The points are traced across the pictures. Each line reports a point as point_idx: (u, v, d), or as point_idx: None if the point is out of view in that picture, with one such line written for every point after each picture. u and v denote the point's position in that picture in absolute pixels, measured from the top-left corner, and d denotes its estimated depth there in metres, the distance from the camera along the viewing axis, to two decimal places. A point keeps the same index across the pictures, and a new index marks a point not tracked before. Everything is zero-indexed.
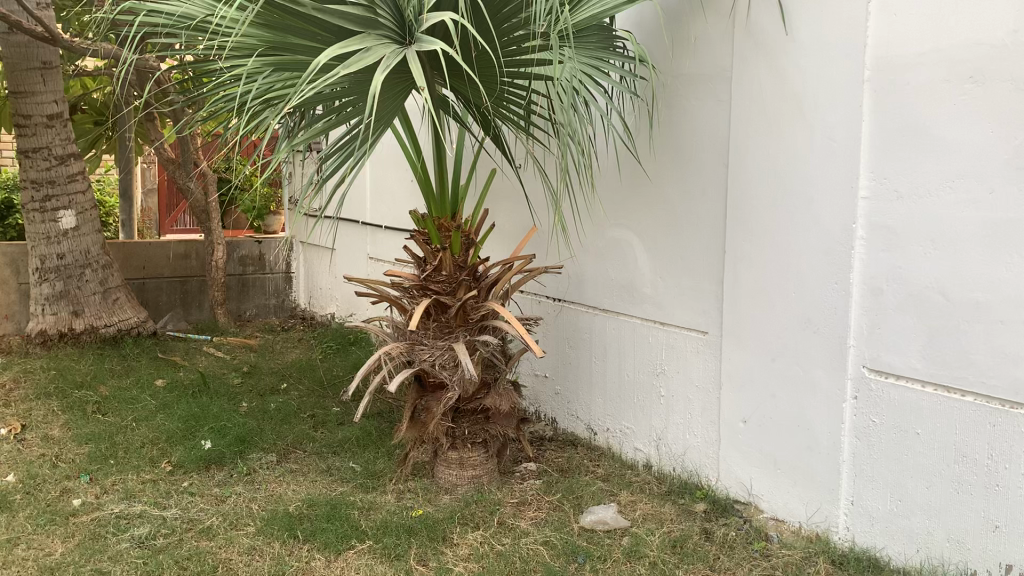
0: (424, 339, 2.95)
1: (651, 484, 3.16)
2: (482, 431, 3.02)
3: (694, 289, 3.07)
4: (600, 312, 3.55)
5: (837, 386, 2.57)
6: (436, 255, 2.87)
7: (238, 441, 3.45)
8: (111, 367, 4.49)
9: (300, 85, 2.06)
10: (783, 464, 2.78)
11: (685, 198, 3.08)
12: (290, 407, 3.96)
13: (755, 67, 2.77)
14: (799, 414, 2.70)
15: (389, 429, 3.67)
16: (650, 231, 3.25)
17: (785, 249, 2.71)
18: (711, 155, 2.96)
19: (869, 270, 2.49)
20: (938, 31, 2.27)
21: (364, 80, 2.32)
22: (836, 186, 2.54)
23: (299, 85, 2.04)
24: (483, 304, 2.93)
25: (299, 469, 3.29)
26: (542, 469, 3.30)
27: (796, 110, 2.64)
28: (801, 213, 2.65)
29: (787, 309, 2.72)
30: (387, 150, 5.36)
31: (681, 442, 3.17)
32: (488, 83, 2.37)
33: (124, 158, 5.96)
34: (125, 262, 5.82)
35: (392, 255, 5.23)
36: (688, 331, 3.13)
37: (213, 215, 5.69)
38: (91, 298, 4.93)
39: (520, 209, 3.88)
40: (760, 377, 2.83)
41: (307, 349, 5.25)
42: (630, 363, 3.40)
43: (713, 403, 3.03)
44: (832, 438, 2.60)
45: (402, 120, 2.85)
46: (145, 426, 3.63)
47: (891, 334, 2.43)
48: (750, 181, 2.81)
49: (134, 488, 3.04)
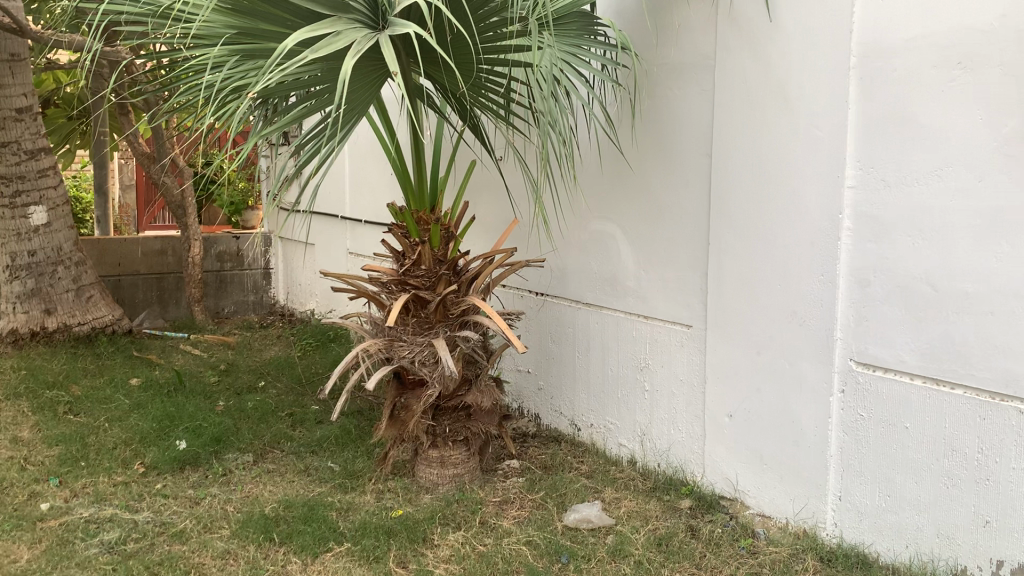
0: (403, 335, 2.88)
1: (636, 481, 3.11)
2: (463, 429, 2.96)
3: (678, 282, 3.02)
4: (582, 306, 3.50)
5: (824, 379, 2.53)
6: (415, 249, 2.80)
7: (214, 440, 3.37)
8: (84, 366, 4.39)
9: (267, 70, 1.99)
10: (768, 459, 2.73)
11: (667, 189, 3.02)
12: (267, 405, 3.88)
13: (738, 55, 2.72)
14: (785, 409, 2.65)
15: (369, 427, 3.59)
16: (632, 223, 3.19)
17: (770, 240, 2.66)
18: (694, 145, 2.91)
19: (855, 261, 2.44)
20: (925, 17, 2.23)
21: (337, 68, 2.26)
22: (822, 175, 2.49)
23: (266, 70, 1.97)
24: (464, 299, 2.87)
25: (276, 470, 3.21)
26: (525, 466, 3.24)
27: (780, 98, 2.59)
28: (787, 204, 2.60)
29: (773, 301, 2.67)
30: (366, 143, 5.27)
31: (666, 437, 3.11)
32: (466, 72, 2.30)
33: (98, 153, 5.86)
34: (99, 259, 5.71)
35: (372, 249, 5.16)
36: (672, 325, 3.08)
37: (189, 210, 5.58)
38: (64, 296, 4.82)
39: (499, 201, 3.83)
40: (745, 371, 2.78)
41: (286, 346, 5.17)
42: (614, 358, 3.34)
43: (698, 397, 2.98)
44: (819, 432, 2.55)
45: (378, 110, 2.78)
46: (118, 426, 3.54)
47: (878, 326, 2.39)
48: (734, 171, 2.75)
49: (105, 491, 2.95)
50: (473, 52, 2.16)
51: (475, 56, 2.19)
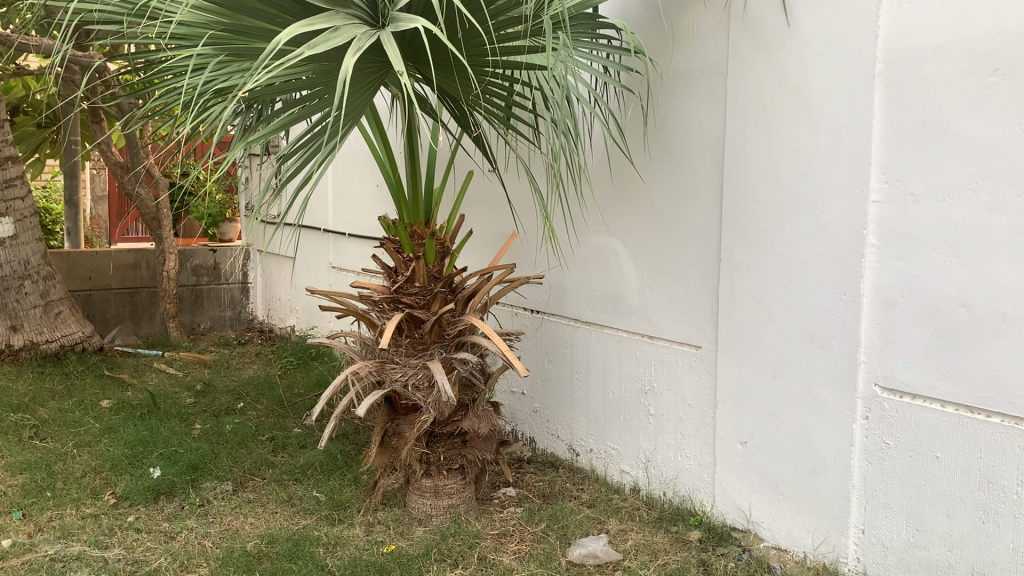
0: (395, 357, 2.70)
1: (641, 510, 2.95)
2: (458, 457, 2.78)
3: (686, 300, 2.86)
4: (582, 325, 3.34)
5: (845, 405, 2.38)
6: (409, 265, 2.63)
7: (191, 468, 3.17)
8: (51, 387, 4.16)
9: (257, 67, 1.80)
10: (784, 489, 2.58)
11: (675, 202, 2.87)
12: (247, 428, 3.68)
13: (752, 62, 2.58)
14: (804, 436, 2.50)
15: (356, 452, 3.41)
16: (636, 237, 3.04)
17: (786, 257, 2.52)
18: (704, 157, 2.76)
19: (880, 280, 2.30)
20: (957, 21, 2.09)
21: (329, 71, 2.10)
22: (843, 188, 2.35)
23: (256, 67, 1.78)
24: (460, 318, 2.70)
25: (257, 500, 3.01)
26: (523, 495, 3.06)
27: (798, 107, 2.45)
28: (806, 218, 2.45)
29: (789, 323, 2.52)
30: (351, 153, 5.10)
31: (673, 464, 2.95)
32: (468, 76, 2.14)
33: (69, 162, 5.64)
34: (69, 273, 5.47)
35: (358, 263, 4.98)
36: (679, 345, 2.92)
37: (164, 222, 5.36)
38: (31, 312, 4.58)
39: (497, 215, 3.67)
40: (759, 397, 2.63)
41: (266, 364, 4.96)
42: (616, 380, 3.18)
43: (707, 422, 2.83)
44: (840, 462, 2.40)
45: (372, 117, 2.61)
46: (87, 452, 3.33)
47: (906, 349, 2.24)
48: (748, 184, 2.61)
49: (72, 524, 2.74)
50: (480, 55, 1.99)
51: (481, 59, 2.03)
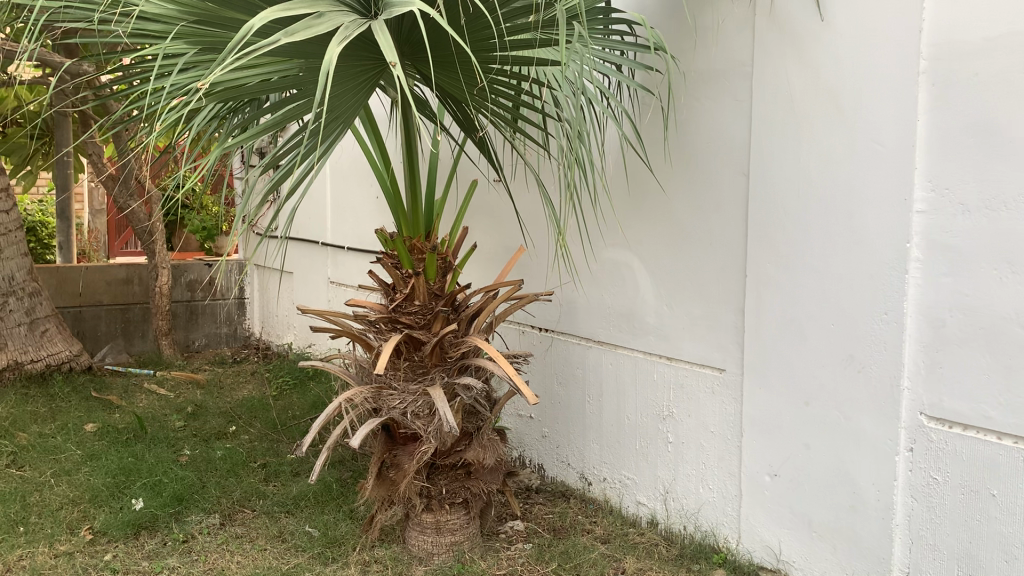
0: (393, 382, 2.49)
1: (660, 547, 2.72)
2: (462, 490, 2.56)
3: (707, 319, 2.65)
4: (595, 344, 3.12)
5: (887, 436, 2.15)
6: (408, 282, 2.42)
7: (175, 499, 2.96)
8: (34, 409, 3.95)
9: (224, 55, 1.61)
10: (819, 528, 2.35)
11: (695, 212, 2.67)
12: (238, 454, 3.46)
13: (779, 60, 2.37)
14: (840, 469, 2.28)
15: (352, 482, 3.19)
16: (653, 252, 2.83)
17: (819, 272, 2.30)
18: (727, 163, 2.56)
19: (926, 298, 2.08)
20: (1013, 12, 1.87)
21: (319, 68, 1.93)
22: (881, 196, 2.14)
23: (224, 55, 1.59)
24: (464, 340, 2.49)
25: (245, 535, 2.80)
26: (532, 529, 2.85)
27: (831, 108, 2.24)
28: (842, 229, 2.24)
29: (823, 346, 2.30)
30: (350, 163, 4.91)
31: (694, 496, 2.73)
32: (471, 72, 1.94)
33: (61, 174, 5.46)
34: (58, 289, 5.28)
35: (356, 279, 4.78)
36: (701, 368, 2.70)
37: (156, 236, 5.17)
38: (16, 330, 4.38)
39: (504, 227, 3.47)
40: (789, 425, 2.41)
41: (261, 384, 4.75)
42: (631, 405, 2.97)
43: (732, 452, 2.60)
44: (881, 498, 2.18)
45: (367, 119, 2.41)
46: (66, 482, 3.11)
47: (955, 375, 2.01)
48: (776, 193, 2.40)
49: (43, 565, 2.52)
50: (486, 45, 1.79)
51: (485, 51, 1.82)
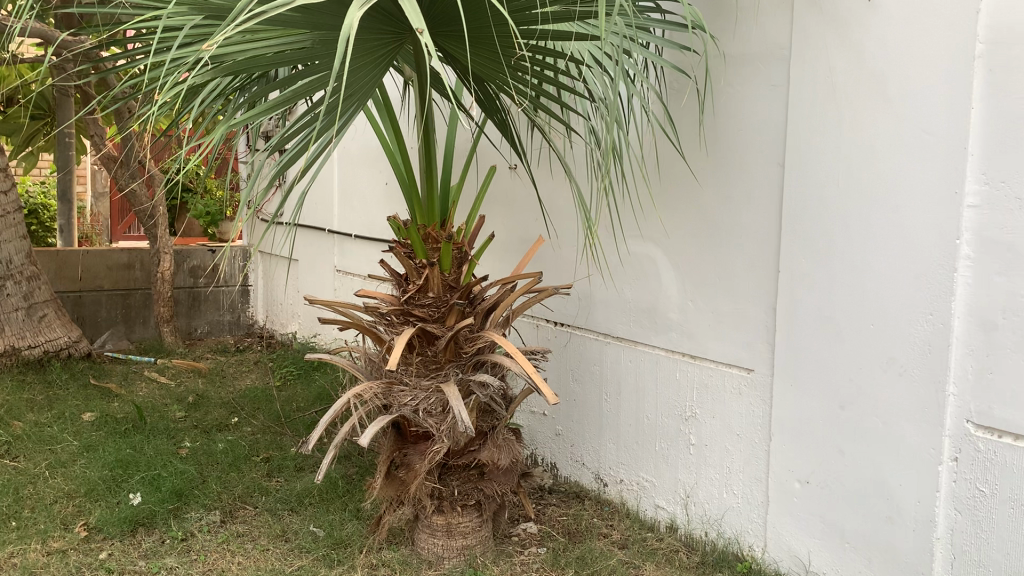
0: (405, 378, 2.36)
1: (681, 553, 2.61)
2: (474, 491, 2.44)
3: (736, 317, 2.52)
4: (613, 340, 3.00)
5: (929, 444, 2.02)
6: (421, 273, 2.29)
7: (174, 495, 2.84)
8: (30, 397, 3.83)
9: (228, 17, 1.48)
10: (852, 538, 2.22)
11: (726, 205, 2.53)
12: (240, 448, 3.34)
13: (820, 43, 2.23)
14: (877, 478, 2.14)
15: (359, 478, 3.08)
16: (679, 245, 2.70)
17: (859, 269, 2.17)
18: (761, 152, 2.42)
19: (975, 299, 1.93)
20: None
21: (332, 40, 1.80)
22: (927, 190, 2.00)
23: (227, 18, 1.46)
24: (480, 335, 2.36)
25: (247, 534, 2.68)
26: (546, 532, 2.73)
27: (876, 94, 2.10)
28: (885, 224, 2.10)
29: (861, 346, 2.17)
30: (358, 148, 4.78)
31: (717, 502, 2.61)
32: (500, 50, 1.82)
33: (62, 155, 5.33)
34: (57, 273, 5.17)
35: (365, 268, 4.65)
36: (726, 367, 2.58)
37: (159, 220, 5.03)
38: (13, 315, 4.25)
39: (521, 217, 3.34)
40: (822, 430, 2.28)
41: (264, 374, 4.64)
42: (651, 405, 2.85)
43: (758, 457, 2.48)
44: (922, 510, 2.04)
45: (382, 97, 2.28)
46: (61, 474, 3.00)
47: (1008, 382, 1.86)
48: (813, 185, 2.26)
49: (35, 563, 2.40)
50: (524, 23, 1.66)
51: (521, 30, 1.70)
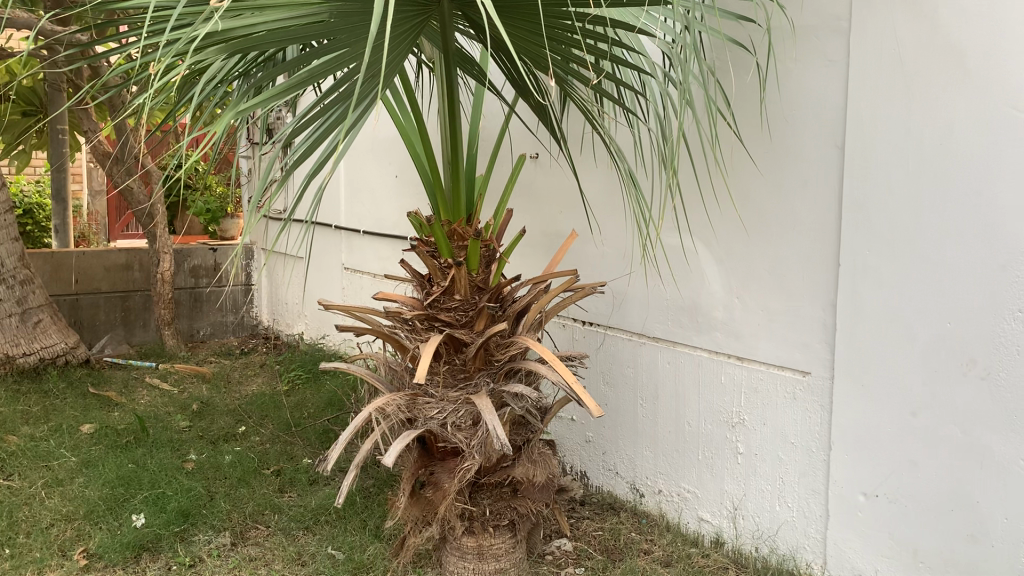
0: (430, 388, 2.16)
1: (731, 572, 2.40)
2: (508, 510, 2.24)
3: (789, 316, 2.32)
4: (649, 341, 2.80)
5: (1019, 455, 1.79)
6: (447, 273, 2.08)
7: (181, 516, 2.63)
8: (25, 409, 3.62)
9: None
10: (926, 558, 2.00)
11: (778, 192, 2.33)
12: (249, 460, 3.15)
13: (884, 13, 2.03)
14: (956, 491, 1.92)
15: (377, 492, 2.88)
16: (724, 236, 2.50)
17: (933, 261, 1.95)
18: (818, 134, 2.22)
19: None
20: None
21: (351, 13, 1.58)
22: (1013, 172, 1.78)
23: None
24: (513, 340, 2.16)
25: (260, 558, 2.48)
26: (582, 551, 2.54)
27: (951, 67, 1.88)
28: (964, 210, 1.88)
29: (935, 346, 1.96)
30: (365, 140, 4.57)
31: (770, 516, 2.41)
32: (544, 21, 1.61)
33: (56, 153, 5.12)
34: (53, 276, 4.96)
35: (375, 266, 4.45)
36: (778, 371, 2.38)
37: (157, 219, 4.81)
38: (7, 321, 4.04)
39: (549, 209, 3.14)
40: (890, 439, 2.07)
41: (272, 379, 4.43)
42: (692, 410, 2.65)
43: (817, 467, 2.27)
44: (1010, 527, 1.82)
45: (403, 81, 2.08)
46: (59, 494, 2.79)
47: None
48: (878, 169, 2.06)
49: None
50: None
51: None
